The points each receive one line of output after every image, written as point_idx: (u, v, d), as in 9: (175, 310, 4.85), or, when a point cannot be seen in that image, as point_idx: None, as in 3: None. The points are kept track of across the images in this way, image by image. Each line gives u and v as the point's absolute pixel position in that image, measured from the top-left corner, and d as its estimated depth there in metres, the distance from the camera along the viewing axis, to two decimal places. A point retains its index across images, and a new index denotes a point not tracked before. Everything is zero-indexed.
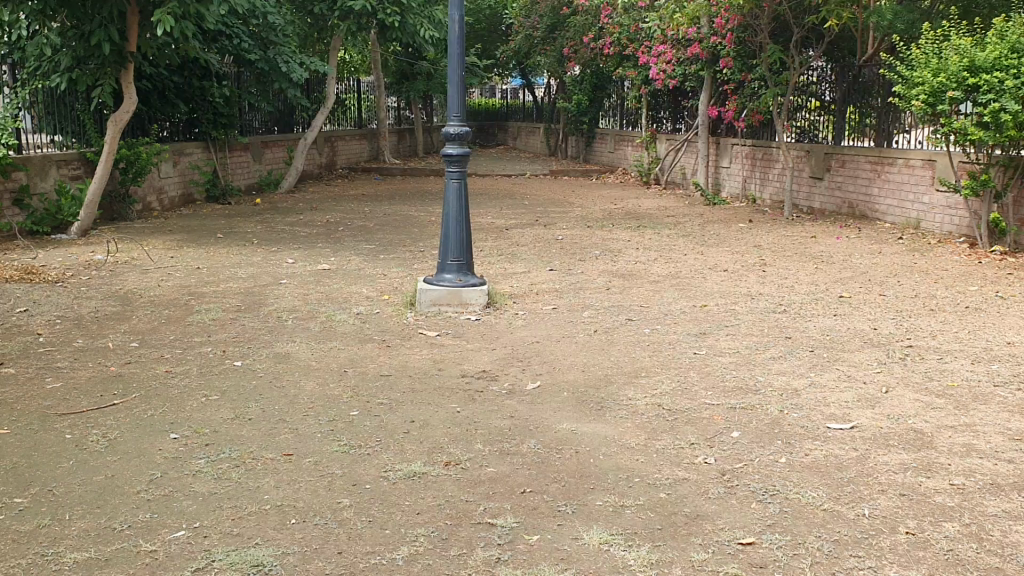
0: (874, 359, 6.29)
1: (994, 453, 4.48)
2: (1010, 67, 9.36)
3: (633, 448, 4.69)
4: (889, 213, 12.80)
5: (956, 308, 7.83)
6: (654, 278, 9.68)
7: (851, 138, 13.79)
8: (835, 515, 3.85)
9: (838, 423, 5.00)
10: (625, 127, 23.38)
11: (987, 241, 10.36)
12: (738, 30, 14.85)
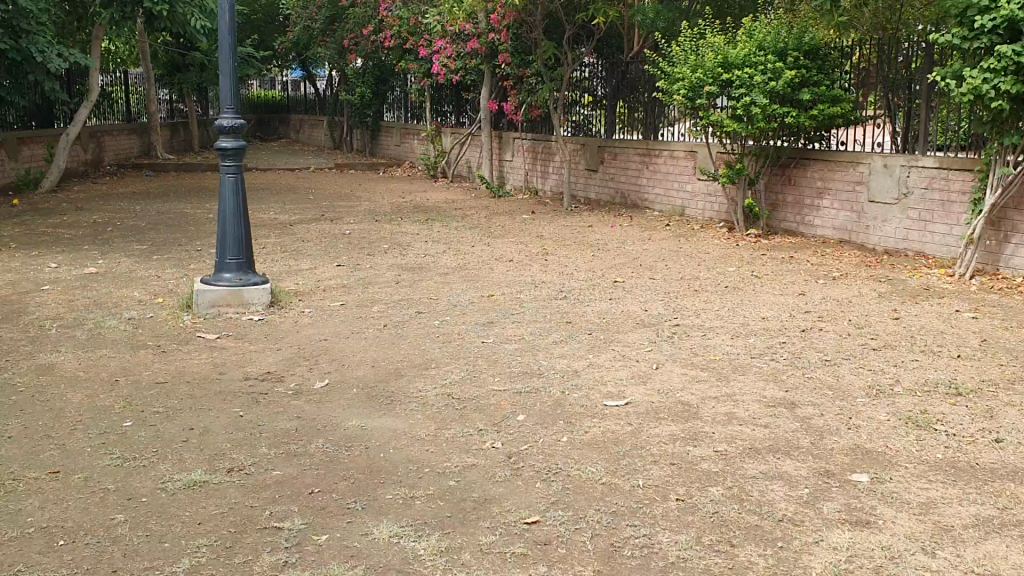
0: (646, 339, 6.67)
1: (751, 419, 4.87)
2: (758, 64, 10.16)
3: (422, 439, 4.73)
4: (658, 201, 13.58)
5: (719, 288, 8.43)
6: (442, 269, 9.78)
7: (622, 131, 14.50)
8: (613, 488, 4.06)
9: (614, 400, 5.27)
10: (410, 120, 23.43)
11: (743, 225, 11.22)
12: (514, 26, 15.22)
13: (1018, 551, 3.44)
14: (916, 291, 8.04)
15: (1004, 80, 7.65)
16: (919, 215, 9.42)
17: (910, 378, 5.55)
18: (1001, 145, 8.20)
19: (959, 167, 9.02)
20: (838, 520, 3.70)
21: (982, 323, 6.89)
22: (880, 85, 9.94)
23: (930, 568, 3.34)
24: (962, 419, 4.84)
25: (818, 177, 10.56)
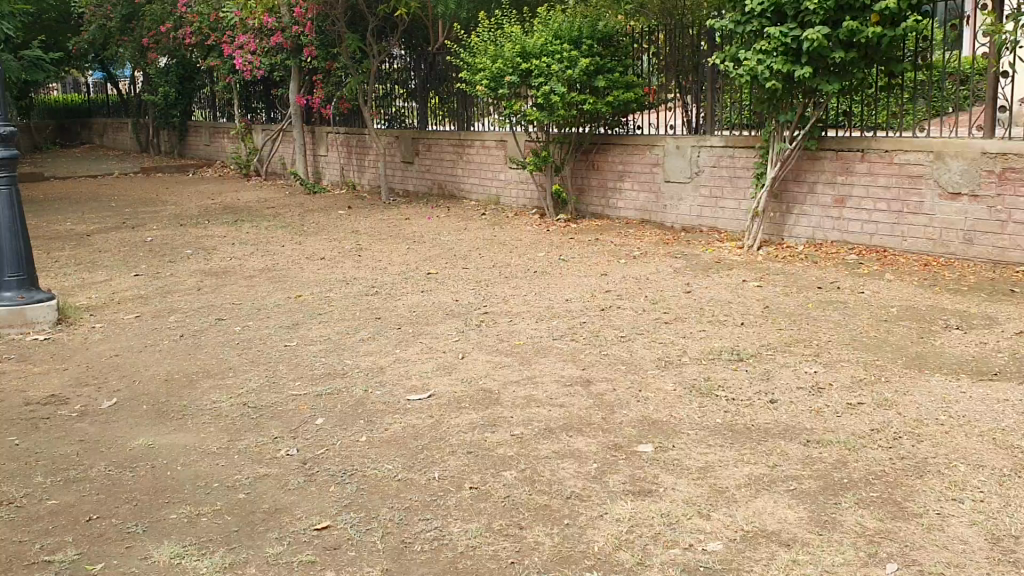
0: (453, 329, 6.68)
1: (548, 400, 4.97)
2: (555, 52, 10.35)
3: (213, 453, 4.55)
4: (473, 191, 13.67)
5: (526, 274, 8.56)
6: (249, 272, 9.46)
7: (434, 122, 14.47)
8: (407, 484, 4.04)
9: (416, 394, 5.25)
10: (219, 119, 22.59)
11: (554, 211, 11.48)
12: (318, 19, 14.85)
13: (784, 505, 3.66)
14: (708, 265, 8.44)
15: (776, 61, 8.07)
16: (711, 192, 9.88)
17: (697, 348, 5.82)
18: (778, 123, 8.64)
19: (744, 145, 9.52)
20: (621, 492, 3.83)
21: (766, 291, 7.31)
22: (671, 70, 10.29)
23: (704, 530, 3.50)
24: (742, 383, 5.12)
25: (619, 161, 10.91)
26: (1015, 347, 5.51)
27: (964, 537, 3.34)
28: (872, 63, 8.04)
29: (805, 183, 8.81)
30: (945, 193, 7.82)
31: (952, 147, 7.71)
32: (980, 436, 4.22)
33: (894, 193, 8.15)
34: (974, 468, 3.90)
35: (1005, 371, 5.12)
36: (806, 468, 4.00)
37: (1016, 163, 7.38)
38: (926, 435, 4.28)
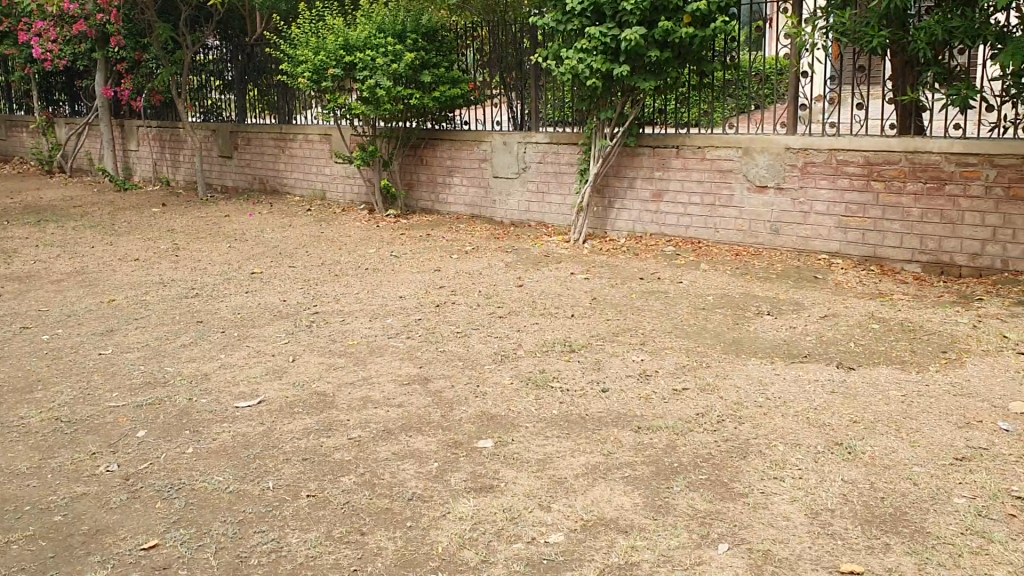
0: (282, 331, 6.47)
1: (384, 401, 4.90)
2: (379, 46, 10.22)
3: (22, 474, 4.20)
4: (297, 186, 13.31)
5: (357, 271, 8.40)
6: (56, 276, 8.82)
7: (254, 116, 13.96)
8: (241, 495, 3.87)
9: (246, 400, 5.04)
10: (15, 112, 20.96)
11: (382, 206, 11.35)
12: (126, 7, 13.97)
13: (620, 493, 3.75)
14: (537, 258, 8.57)
15: (596, 59, 8.24)
16: (537, 187, 10.03)
17: (530, 341, 5.89)
18: (599, 120, 8.81)
19: (567, 142, 9.68)
20: (463, 490, 3.83)
21: (593, 283, 7.49)
22: (494, 66, 10.32)
23: (545, 522, 3.54)
24: (575, 374, 5.22)
25: (447, 156, 10.90)
26: (821, 330, 5.88)
27: (786, 512, 3.53)
28: (684, 64, 8.34)
29: (625, 178, 9.02)
30: (752, 186, 8.14)
31: (757, 143, 8.03)
32: (795, 415, 4.48)
33: (708, 187, 8.44)
34: (791, 447, 4.13)
35: (813, 353, 5.46)
36: (640, 454, 4.12)
37: (814, 157, 7.71)
38: (747, 416, 4.49)
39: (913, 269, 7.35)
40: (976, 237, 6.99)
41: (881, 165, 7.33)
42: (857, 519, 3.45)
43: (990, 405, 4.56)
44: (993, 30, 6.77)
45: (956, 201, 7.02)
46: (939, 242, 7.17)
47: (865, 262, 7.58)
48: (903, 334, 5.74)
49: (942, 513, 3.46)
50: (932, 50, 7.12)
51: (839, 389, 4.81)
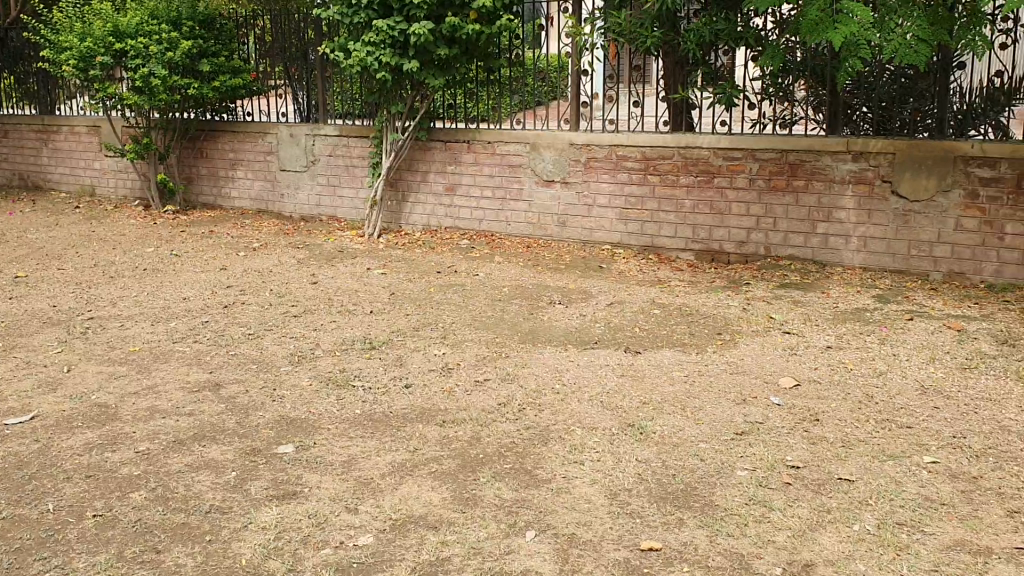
0: (53, 339, 5.98)
1: (173, 410, 4.64)
2: (152, 33, 9.61)
3: None
4: (62, 182, 12.33)
5: (135, 272, 7.91)
6: None
7: (10, 106, 12.81)
8: (16, 521, 3.55)
9: (16, 417, 4.62)
10: None
11: (160, 203, 10.75)
12: None
13: (427, 489, 3.75)
14: (330, 254, 8.41)
15: (384, 53, 8.16)
16: (327, 181, 9.81)
17: (328, 340, 5.76)
18: (389, 114, 8.74)
19: (357, 135, 9.49)
20: (265, 498, 3.69)
21: (389, 278, 7.44)
22: (277, 56, 9.99)
23: (353, 525, 3.48)
24: (375, 371, 5.16)
25: (230, 149, 10.48)
26: (609, 317, 6.13)
27: (587, 495, 3.65)
28: (472, 59, 8.42)
29: (417, 172, 9.01)
30: (540, 180, 8.35)
31: (544, 138, 8.24)
32: (590, 400, 4.63)
33: (498, 181, 8.57)
34: (588, 431, 4.27)
35: (604, 339, 5.67)
36: (444, 448, 4.13)
37: (597, 152, 8.02)
38: (545, 404, 4.61)
39: (688, 257, 7.80)
40: (741, 226, 7.50)
41: (657, 159, 7.72)
42: (653, 497, 3.63)
43: (762, 381, 4.94)
44: (752, 33, 7.32)
45: (724, 192, 7.51)
46: (709, 232, 7.65)
47: (644, 252, 7.98)
48: (683, 318, 6.09)
49: (727, 486, 3.71)
50: (700, 51, 7.57)
51: (628, 372, 5.04)
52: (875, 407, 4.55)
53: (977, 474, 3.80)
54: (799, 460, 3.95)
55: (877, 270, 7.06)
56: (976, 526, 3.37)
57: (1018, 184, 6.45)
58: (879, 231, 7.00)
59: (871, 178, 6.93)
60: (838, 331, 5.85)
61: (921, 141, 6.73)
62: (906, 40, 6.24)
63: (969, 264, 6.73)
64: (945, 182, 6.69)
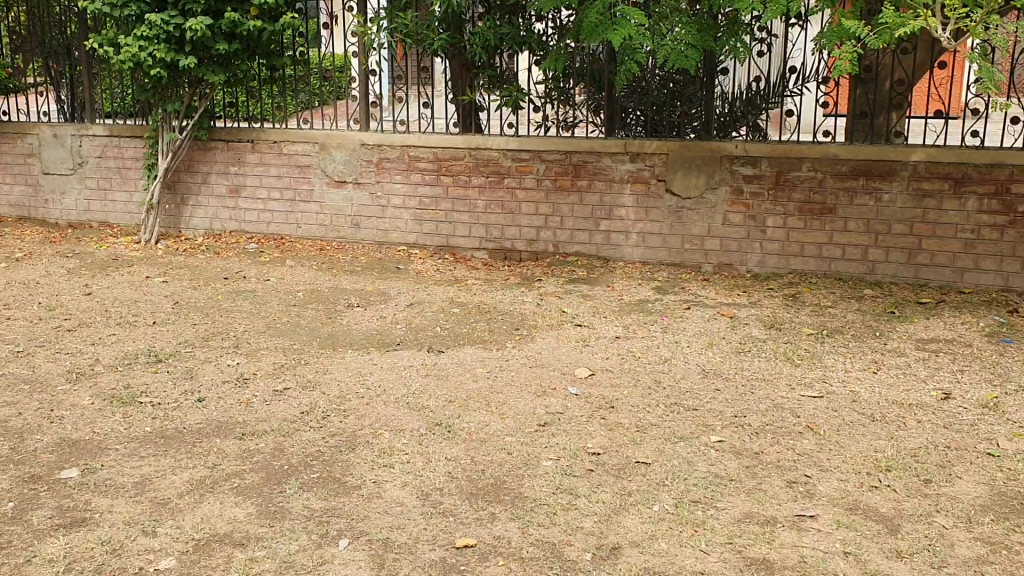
0: None
1: None
2: None
3: None
4: None
5: None
6: None
7: None
8: None
9: None
10: None
11: None
12: None
13: (231, 505, 3.60)
14: (104, 262, 7.87)
15: (158, 48, 7.72)
16: (97, 183, 9.17)
17: (110, 354, 5.40)
18: (164, 112, 8.29)
19: (130, 135, 8.92)
20: (49, 529, 3.41)
21: (173, 286, 7.07)
22: (35, 50, 9.23)
23: (152, 549, 3.29)
24: (165, 386, 4.89)
25: None
26: (408, 318, 6.11)
27: (398, 498, 3.63)
28: (253, 56, 8.15)
29: (198, 174, 8.62)
30: (330, 181, 8.20)
31: (333, 138, 8.10)
32: (395, 402, 4.60)
33: (285, 182, 8.34)
34: (395, 433, 4.24)
35: (405, 340, 5.65)
36: (245, 462, 3.98)
37: (387, 153, 7.97)
38: (348, 409, 4.54)
39: (481, 256, 7.93)
40: (531, 225, 7.71)
41: (448, 160, 7.79)
42: (463, 494, 3.66)
43: (560, 372, 5.10)
44: (535, 38, 7.54)
45: (514, 192, 7.68)
46: (501, 230, 7.81)
47: (439, 252, 8.03)
48: (481, 316, 6.18)
49: (534, 477, 3.80)
50: (485, 55, 7.71)
51: (431, 372, 5.05)
52: (665, 392, 4.82)
53: (758, 449, 4.11)
54: (598, 447, 4.11)
55: (657, 263, 7.46)
56: (761, 498, 3.65)
57: (778, 181, 6.96)
58: (657, 227, 7.39)
59: (648, 177, 7.31)
60: (626, 322, 6.14)
61: (691, 142, 7.16)
62: (677, 46, 6.63)
63: (736, 255, 7.22)
64: (713, 180, 7.15)
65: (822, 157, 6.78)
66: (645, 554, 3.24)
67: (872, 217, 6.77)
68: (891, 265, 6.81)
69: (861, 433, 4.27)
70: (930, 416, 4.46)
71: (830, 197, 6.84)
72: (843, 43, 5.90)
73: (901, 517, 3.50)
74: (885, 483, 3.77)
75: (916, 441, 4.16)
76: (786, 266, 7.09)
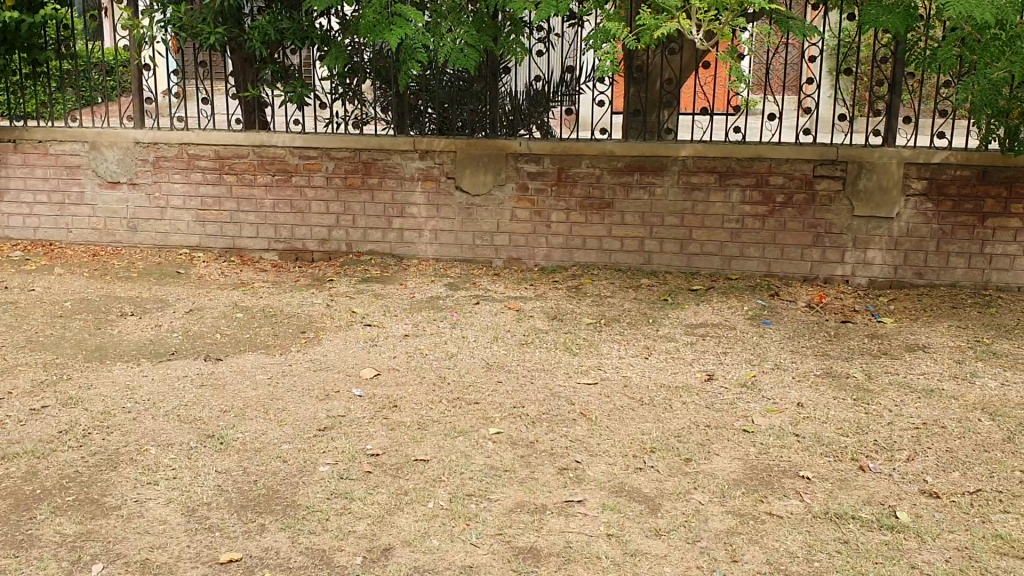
0: None
1: None
2: None
3: None
4: None
5: None
6: None
7: None
8: None
9: None
10: None
11: None
12: None
13: None
14: None
15: None
16: None
17: None
18: None
19: None
20: None
21: None
22: None
23: None
24: None
25: None
26: (186, 325, 5.85)
27: (162, 516, 3.47)
28: (12, 50, 7.64)
29: None
30: (104, 182, 7.74)
31: (105, 136, 7.63)
32: (165, 415, 4.39)
33: (54, 184, 7.79)
34: (163, 448, 4.05)
35: (181, 349, 5.41)
36: None
37: (165, 151, 7.59)
38: (113, 425, 4.29)
39: (270, 257, 7.71)
40: (322, 225, 7.57)
41: (232, 158, 7.52)
42: (232, 507, 3.54)
43: (343, 374, 5.02)
44: (317, 33, 7.37)
45: (302, 191, 7.52)
46: (291, 230, 7.62)
47: (225, 254, 7.74)
48: (265, 320, 6.00)
49: (309, 484, 3.73)
50: (266, 49, 7.46)
51: (207, 381, 4.85)
52: (448, 388, 4.85)
53: (534, 438, 4.21)
54: (378, 448, 4.08)
55: (449, 260, 7.51)
56: (533, 487, 3.74)
57: (561, 177, 7.16)
58: (447, 224, 7.44)
59: (437, 175, 7.34)
60: (415, 319, 6.14)
61: (477, 140, 7.24)
62: (457, 46, 6.72)
63: (524, 250, 7.38)
64: (499, 177, 7.26)
65: (600, 154, 7.03)
66: (415, 552, 3.25)
67: (648, 210, 7.09)
68: (667, 256, 7.16)
69: (630, 417, 4.46)
70: (694, 397, 4.73)
71: (609, 192, 7.11)
72: (611, 44, 6.17)
73: (662, 496, 3.68)
74: (650, 464, 3.96)
75: (680, 422, 4.40)
76: (571, 259, 7.32)
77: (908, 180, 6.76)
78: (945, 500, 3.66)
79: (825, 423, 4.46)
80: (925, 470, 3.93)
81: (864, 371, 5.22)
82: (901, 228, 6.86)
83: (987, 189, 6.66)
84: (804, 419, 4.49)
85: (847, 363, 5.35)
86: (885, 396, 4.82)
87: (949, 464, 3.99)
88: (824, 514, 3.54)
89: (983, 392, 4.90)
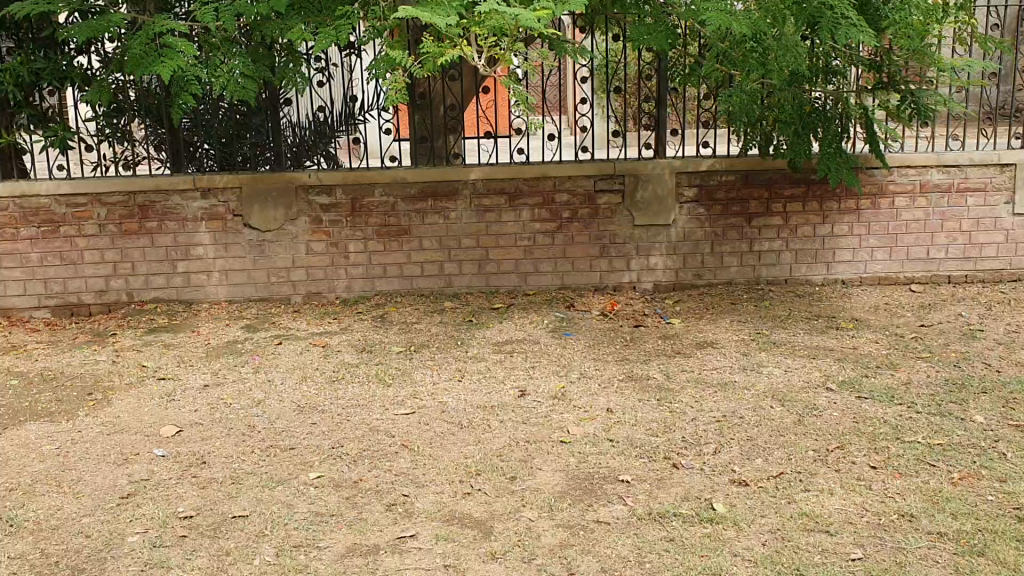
0: None
1: None
2: None
3: None
4: None
5: None
6: None
7: None
8: None
9: None
10: None
11: None
12: None
13: None
14: None
15: None
16: None
17: None
18: None
19: None
20: None
21: None
22: None
23: None
24: None
25: None
26: None
27: None
28: None
29: None
30: None
31: None
32: None
33: None
34: None
35: None
36: None
37: None
38: None
39: (43, 315, 7.12)
40: (97, 275, 7.07)
41: None
42: None
43: (142, 435, 4.69)
44: (77, 72, 6.88)
45: (73, 241, 6.99)
46: (63, 284, 7.07)
47: None
48: (45, 385, 5.51)
49: (118, 558, 3.46)
50: (20, 92, 6.88)
51: None
52: (259, 437, 4.64)
53: (357, 478, 4.11)
54: (190, 509, 3.84)
55: (242, 300, 7.22)
56: (363, 528, 3.65)
57: (353, 207, 7.06)
58: (238, 264, 7.15)
59: (222, 213, 7.04)
60: (214, 367, 5.85)
61: (262, 175, 7.00)
62: (233, 76, 6.46)
63: (322, 284, 7.21)
64: (290, 212, 7.06)
65: (391, 182, 7.00)
66: None
67: (444, 234, 7.14)
68: (466, 277, 7.23)
69: (451, 443, 4.45)
70: (510, 415, 4.79)
71: (403, 219, 7.09)
72: (394, 72, 6.15)
73: (493, 519, 3.69)
74: (477, 487, 3.96)
75: (500, 441, 4.44)
76: (372, 288, 7.24)
77: (681, 188, 7.18)
78: (754, 487, 3.90)
79: (635, 426, 4.63)
80: (731, 461, 4.17)
81: (662, 372, 5.49)
82: (679, 233, 7.27)
83: (751, 192, 7.19)
84: (615, 424, 4.65)
85: (646, 365, 5.61)
86: (685, 394, 5.08)
87: (751, 452, 4.26)
88: (648, 515, 3.68)
89: (771, 381, 5.28)
